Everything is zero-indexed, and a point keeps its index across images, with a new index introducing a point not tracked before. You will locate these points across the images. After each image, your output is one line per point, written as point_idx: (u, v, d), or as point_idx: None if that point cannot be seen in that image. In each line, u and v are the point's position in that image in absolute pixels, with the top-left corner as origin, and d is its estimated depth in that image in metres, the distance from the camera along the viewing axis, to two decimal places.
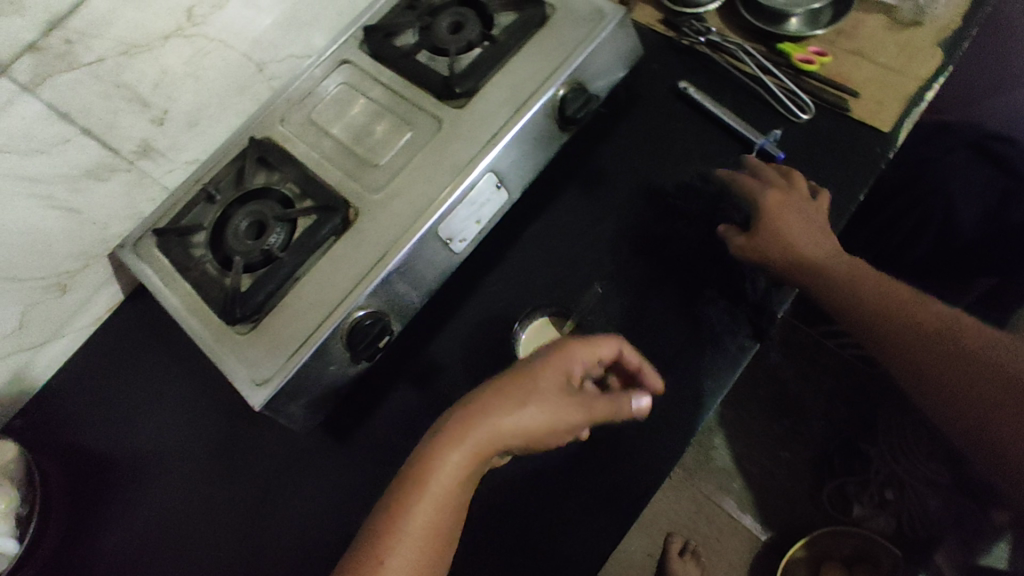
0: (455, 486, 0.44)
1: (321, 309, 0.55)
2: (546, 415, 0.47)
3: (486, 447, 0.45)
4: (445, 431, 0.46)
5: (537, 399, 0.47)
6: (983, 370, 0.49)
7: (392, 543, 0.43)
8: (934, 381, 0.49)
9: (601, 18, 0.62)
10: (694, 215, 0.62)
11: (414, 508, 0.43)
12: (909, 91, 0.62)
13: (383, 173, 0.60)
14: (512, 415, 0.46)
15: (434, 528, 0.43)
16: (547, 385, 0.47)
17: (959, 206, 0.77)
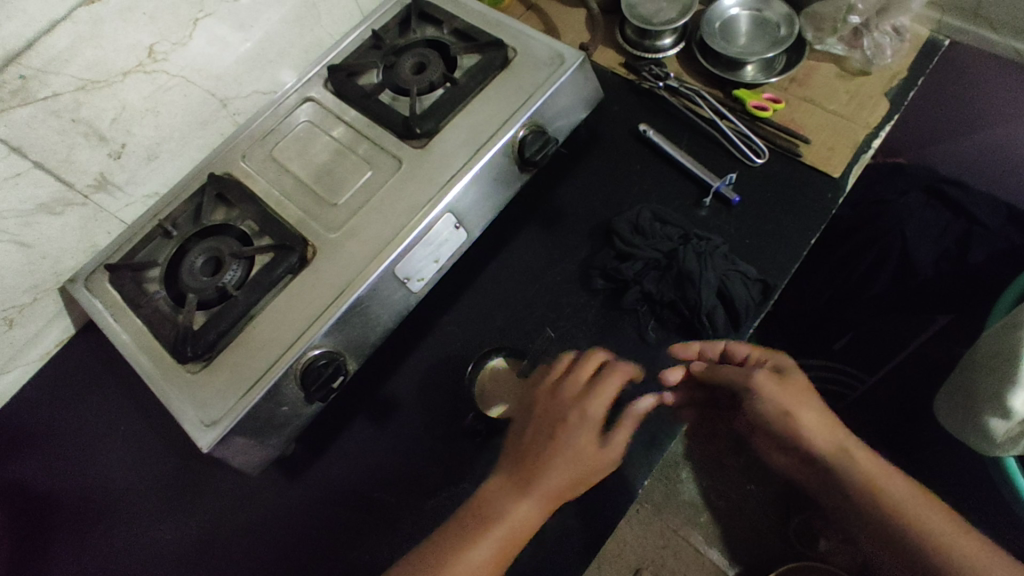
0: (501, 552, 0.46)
1: (274, 349, 0.54)
2: (584, 459, 0.50)
3: (545, 504, 0.48)
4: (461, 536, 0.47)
5: (581, 465, 0.49)
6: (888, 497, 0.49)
7: None
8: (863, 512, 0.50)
9: (561, 63, 0.63)
10: (649, 259, 0.60)
11: None
12: (858, 138, 0.64)
13: (342, 212, 0.60)
14: (549, 484, 0.48)
15: None
16: (553, 453, 0.49)
17: (915, 246, 0.78)
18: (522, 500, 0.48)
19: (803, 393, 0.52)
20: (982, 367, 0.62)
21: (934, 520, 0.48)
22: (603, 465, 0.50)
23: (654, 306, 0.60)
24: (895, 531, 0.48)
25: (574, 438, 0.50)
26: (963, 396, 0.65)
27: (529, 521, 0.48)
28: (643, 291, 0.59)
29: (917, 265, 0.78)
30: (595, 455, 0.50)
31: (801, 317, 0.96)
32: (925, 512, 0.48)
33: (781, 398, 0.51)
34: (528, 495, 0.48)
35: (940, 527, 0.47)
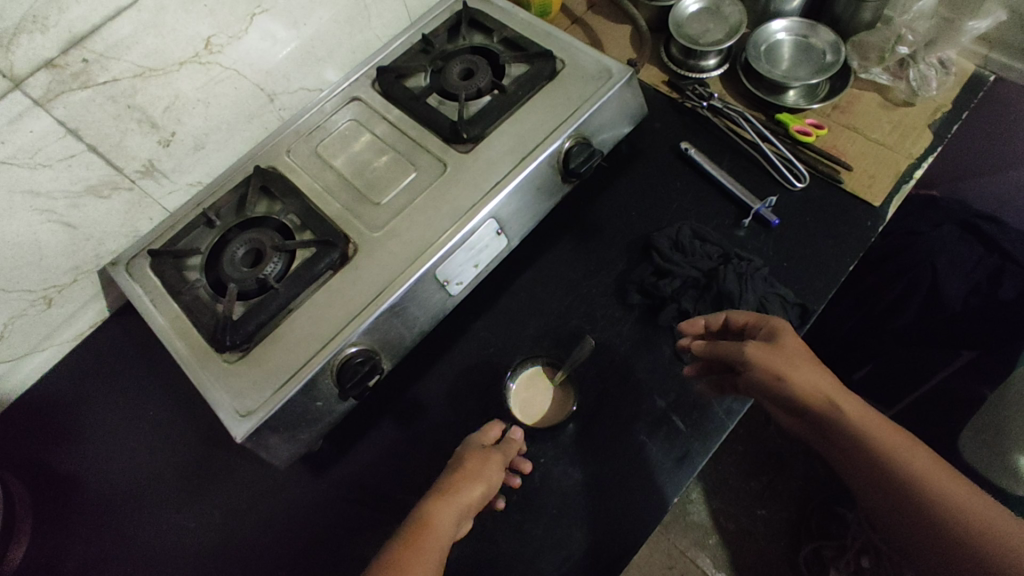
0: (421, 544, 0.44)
1: (312, 344, 0.55)
2: (481, 465, 0.51)
3: (457, 506, 0.47)
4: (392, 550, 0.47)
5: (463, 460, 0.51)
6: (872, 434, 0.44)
7: None
8: (849, 456, 0.45)
9: (609, 77, 0.64)
10: (687, 277, 0.60)
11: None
12: (900, 168, 0.64)
13: (384, 212, 0.60)
14: (458, 489, 0.48)
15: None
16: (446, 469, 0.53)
17: (946, 279, 0.78)
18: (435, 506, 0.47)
19: (797, 351, 0.49)
20: (1011, 405, 0.62)
21: (947, 486, 0.42)
22: (495, 461, 0.51)
23: None
24: (877, 471, 0.43)
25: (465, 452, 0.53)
26: (990, 433, 0.65)
27: (445, 524, 0.46)
28: (681, 308, 0.60)
29: (947, 299, 0.78)
30: (484, 454, 0.52)
31: (825, 344, 0.96)
32: (908, 449, 0.43)
33: (770, 355, 0.49)
34: (433, 504, 0.47)
35: (923, 466, 0.42)
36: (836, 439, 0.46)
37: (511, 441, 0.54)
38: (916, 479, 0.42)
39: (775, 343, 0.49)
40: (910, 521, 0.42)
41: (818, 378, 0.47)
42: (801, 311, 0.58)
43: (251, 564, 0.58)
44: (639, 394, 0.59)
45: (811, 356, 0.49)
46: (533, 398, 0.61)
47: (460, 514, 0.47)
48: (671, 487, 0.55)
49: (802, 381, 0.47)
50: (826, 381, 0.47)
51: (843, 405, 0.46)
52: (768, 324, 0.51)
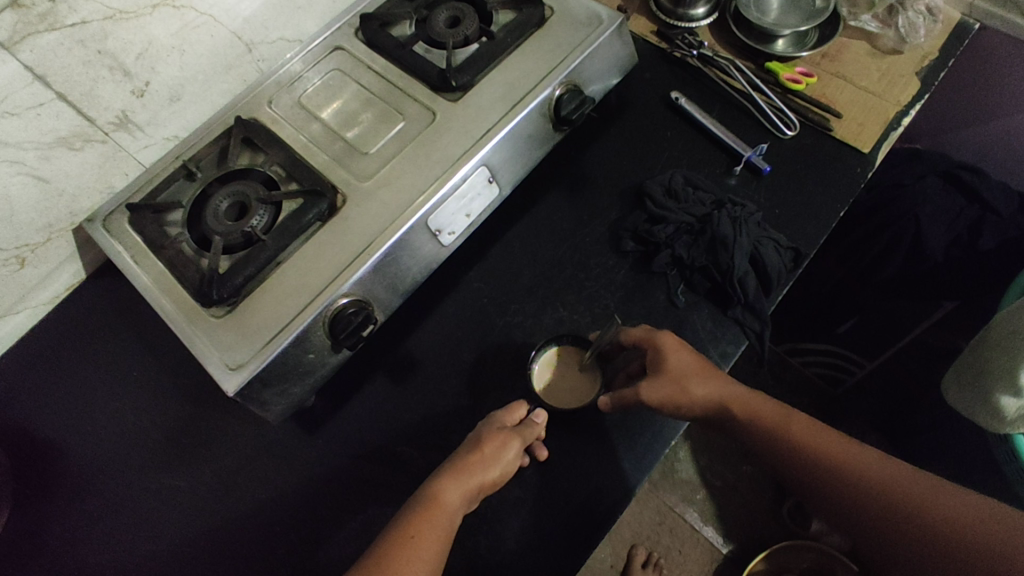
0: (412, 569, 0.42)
1: (303, 296, 0.53)
2: (493, 454, 0.49)
3: (460, 500, 0.47)
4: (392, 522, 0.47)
5: (476, 448, 0.49)
6: (791, 429, 0.49)
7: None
8: (781, 454, 0.48)
9: (599, 24, 0.63)
10: (682, 223, 0.59)
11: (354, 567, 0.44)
12: (889, 115, 0.64)
13: (373, 161, 0.59)
14: (464, 479, 0.47)
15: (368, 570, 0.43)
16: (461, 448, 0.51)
17: (927, 229, 0.79)
18: (431, 506, 0.46)
19: (688, 372, 0.52)
20: (993, 346, 0.64)
21: (855, 456, 0.45)
22: (516, 447, 0.50)
23: (684, 271, 0.59)
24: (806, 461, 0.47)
25: (487, 432, 0.51)
26: (972, 375, 0.67)
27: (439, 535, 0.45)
28: (674, 255, 0.59)
29: (929, 249, 0.79)
30: (509, 437, 0.50)
31: (810, 299, 0.97)
32: (821, 436, 0.47)
33: (664, 382, 0.52)
34: (438, 494, 0.47)
35: (843, 446, 0.46)
36: (765, 440, 0.50)
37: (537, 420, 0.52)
38: (822, 453, 0.46)
39: (664, 368, 0.52)
40: (857, 507, 0.44)
41: (712, 384, 0.52)
42: (793, 255, 0.58)
43: (246, 519, 0.57)
44: None
45: (698, 366, 0.53)
46: (557, 384, 0.59)
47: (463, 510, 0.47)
48: (671, 428, 0.56)
49: (711, 392, 0.52)
50: (734, 390, 0.52)
51: (747, 409, 0.51)
52: (654, 346, 0.53)
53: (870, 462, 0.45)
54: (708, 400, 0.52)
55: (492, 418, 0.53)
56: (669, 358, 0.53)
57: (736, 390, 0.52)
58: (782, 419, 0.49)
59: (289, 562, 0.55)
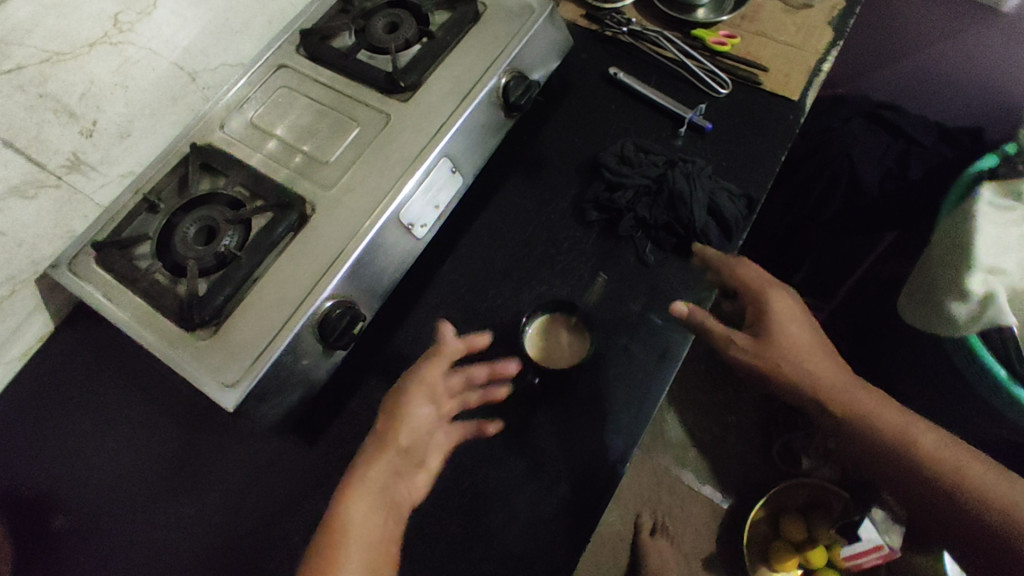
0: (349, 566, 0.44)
1: (287, 305, 0.54)
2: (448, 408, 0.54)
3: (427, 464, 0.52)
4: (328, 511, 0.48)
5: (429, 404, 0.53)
6: (879, 419, 0.53)
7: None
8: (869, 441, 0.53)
9: (531, 12, 0.66)
10: (640, 187, 0.62)
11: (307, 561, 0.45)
12: (810, 64, 0.69)
13: (335, 169, 0.60)
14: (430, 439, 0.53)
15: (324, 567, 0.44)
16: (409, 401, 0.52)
17: (861, 168, 0.85)
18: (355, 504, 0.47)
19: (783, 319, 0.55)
20: (941, 263, 0.71)
21: (928, 445, 0.52)
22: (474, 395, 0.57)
23: (649, 230, 0.62)
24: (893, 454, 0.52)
25: (432, 383, 0.53)
26: (925, 293, 0.72)
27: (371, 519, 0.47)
28: (637, 217, 0.62)
29: (866, 186, 0.84)
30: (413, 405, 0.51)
31: (765, 250, 1.02)
32: (910, 431, 0.52)
33: (765, 349, 0.55)
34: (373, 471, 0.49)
35: (927, 441, 0.52)
36: (857, 425, 0.53)
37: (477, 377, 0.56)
38: (909, 449, 0.52)
39: (774, 331, 0.55)
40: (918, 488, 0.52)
41: (811, 364, 0.54)
42: (747, 201, 0.62)
43: (260, 533, 0.57)
44: (614, 301, 0.60)
45: (807, 341, 0.55)
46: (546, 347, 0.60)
47: (391, 484, 0.49)
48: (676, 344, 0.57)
49: (813, 374, 0.54)
50: (828, 369, 0.55)
51: (841, 394, 0.54)
52: (767, 304, 0.56)
53: (939, 450, 0.52)
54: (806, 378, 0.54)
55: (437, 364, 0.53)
56: (778, 330, 0.55)
57: (835, 374, 0.55)
58: (879, 410, 0.53)
59: None
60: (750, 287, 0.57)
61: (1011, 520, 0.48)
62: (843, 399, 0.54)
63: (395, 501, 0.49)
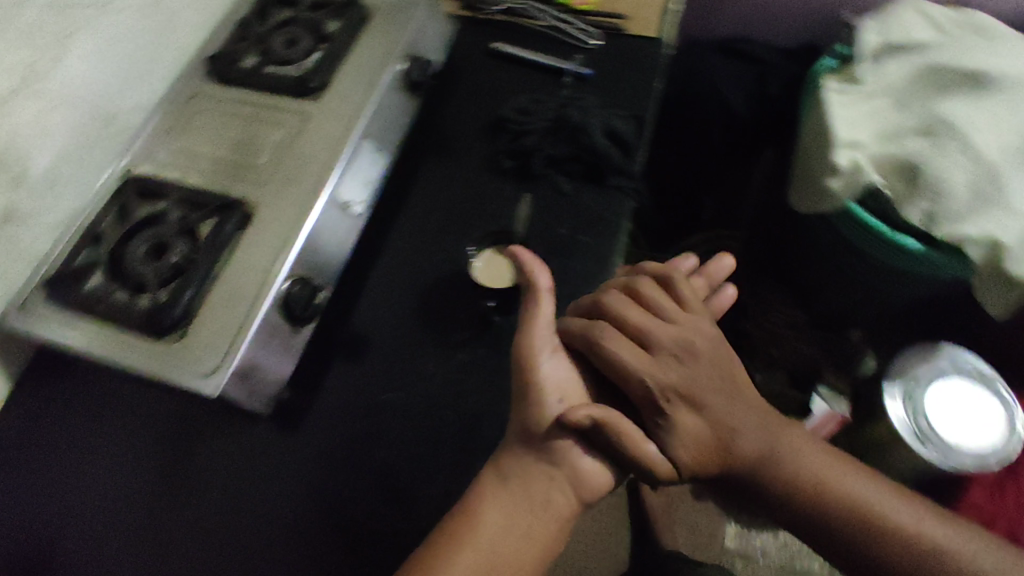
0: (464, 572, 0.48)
1: (249, 293, 0.57)
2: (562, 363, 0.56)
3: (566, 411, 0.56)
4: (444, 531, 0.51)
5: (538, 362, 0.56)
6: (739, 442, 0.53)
7: None
8: (749, 459, 0.53)
9: (413, 4, 0.74)
10: (541, 129, 0.70)
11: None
12: (661, 7, 0.80)
13: (267, 168, 0.64)
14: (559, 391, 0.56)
15: None
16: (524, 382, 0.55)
17: (729, 95, 0.97)
18: (466, 532, 0.50)
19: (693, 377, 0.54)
20: (814, 149, 0.82)
21: (813, 481, 0.54)
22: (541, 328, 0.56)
23: (558, 165, 0.69)
24: (772, 468, 0.54)
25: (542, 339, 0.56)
26: (808, 179, 0.83)
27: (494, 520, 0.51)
28: (546, 154, 0.69)
29: (735, 109, 0.97)
30: (545, 413, 0.54)
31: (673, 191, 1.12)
32: (797, 450, 0.55)
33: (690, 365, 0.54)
34: (483, 498, 0.52)
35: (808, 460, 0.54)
36: (730, 447, 0.53)
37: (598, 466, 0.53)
38: (797, 481, 0.54)
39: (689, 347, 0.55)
40: (791, 499, 0.54)
41: (707, 376, 0.54)
42: (637, 122, 0.70)
43: (260, 521, 0.57)
44: (546, 231, 0.67)
45: (712, 356, 0.55)
46: (493, 272, 0.62)
47: (511, 502, 0.51)
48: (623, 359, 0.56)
49: (708, 377, 0.54)
50: (726, 381, 0.55)
51: (718, 413, 0.53)
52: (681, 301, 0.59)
53: (822, 494, 0.54)
54: (720, 384, 0.54)
55: (536, 307, 0.57)
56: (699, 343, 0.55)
57: (705, 378, 0.54)
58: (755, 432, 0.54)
59: (318, 536, 0.55)
60: (656, 300, 0.58)
61: (851, 510, 0.53)
62: (720, 412, 0.53)
63: (521, 517, 0.51)
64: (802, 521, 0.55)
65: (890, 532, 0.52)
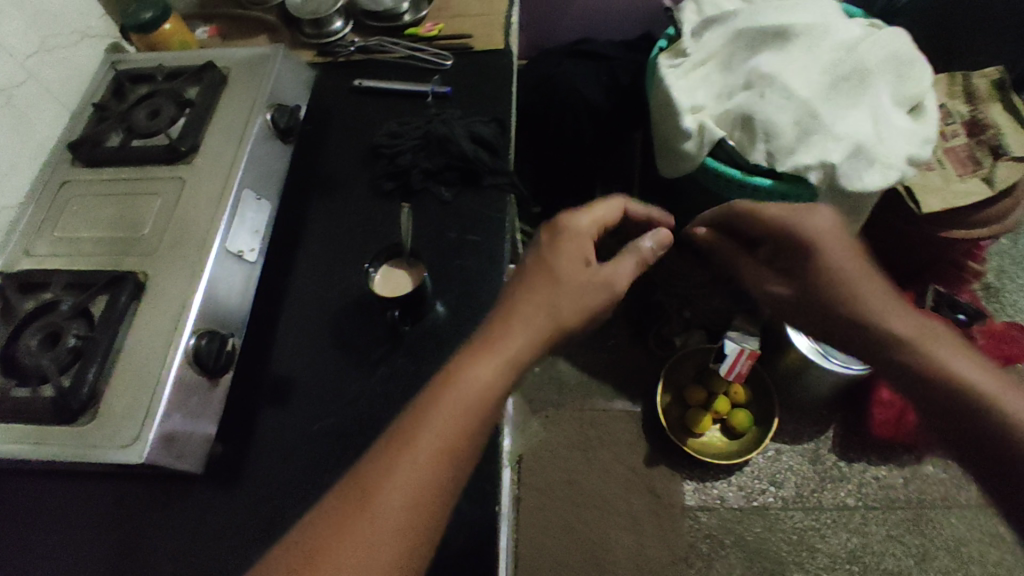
0: (428, 458, 0.43)
1: (157, 356, 0.58)
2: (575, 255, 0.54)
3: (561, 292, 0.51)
4: (414, 414, 0.45)
5: (558, 262, 0.53)
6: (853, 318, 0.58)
7: (371, 499, 0.41)
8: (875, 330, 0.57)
9: (268, 57, 0.77)
10: (413, 146, 0.75)
11: (386, 486, 0.42)
12: (502, 21, 0.87)
13: (153, 235, 0.65)
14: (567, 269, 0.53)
15: (419, 488, 0.42)
16: (539, 283, 0.51)
17: (586, 89, 1.06)
18: (429, 417, 0.44)
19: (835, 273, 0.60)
20: (664, 121, 0.91)
21: (930, 341, 0.55)
22: (582, 245, 0.55)
23: (436, 178, 0.74)
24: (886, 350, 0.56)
25: (571, 246, 0.55)
26: (666, 147, 0.92)
27: (479, 385, 0.46)
28: (422, 168, 0.74)
29: (595, 100, 1.05)
30: (556, 270, 0.52)
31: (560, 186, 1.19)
32: (925, 339, 0.55)
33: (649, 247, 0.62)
34: (467, 363, 0.47)
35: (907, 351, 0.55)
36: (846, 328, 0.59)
37: (630, 267, 0.58)
38: (912, 366, 0.54)
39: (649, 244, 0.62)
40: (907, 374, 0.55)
41: (832, 258, 0.60)
42: (501, 125, 0.76)
43: None
44: (438, 240, 0.71)
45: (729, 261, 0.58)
46: (390, 284, 0.65)
47: (483, 405, 0.45)
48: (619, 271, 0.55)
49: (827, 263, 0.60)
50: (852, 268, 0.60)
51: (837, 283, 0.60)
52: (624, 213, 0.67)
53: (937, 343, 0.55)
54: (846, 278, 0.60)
55: (583, 228, 0.57)
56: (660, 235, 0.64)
57: (844, 274, 0.60)
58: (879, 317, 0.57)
59: None
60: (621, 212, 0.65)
61: (956, 392, 0.52)
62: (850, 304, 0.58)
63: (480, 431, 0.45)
64: (940, 426, 0.53)
65: (954, 382, 0.52)
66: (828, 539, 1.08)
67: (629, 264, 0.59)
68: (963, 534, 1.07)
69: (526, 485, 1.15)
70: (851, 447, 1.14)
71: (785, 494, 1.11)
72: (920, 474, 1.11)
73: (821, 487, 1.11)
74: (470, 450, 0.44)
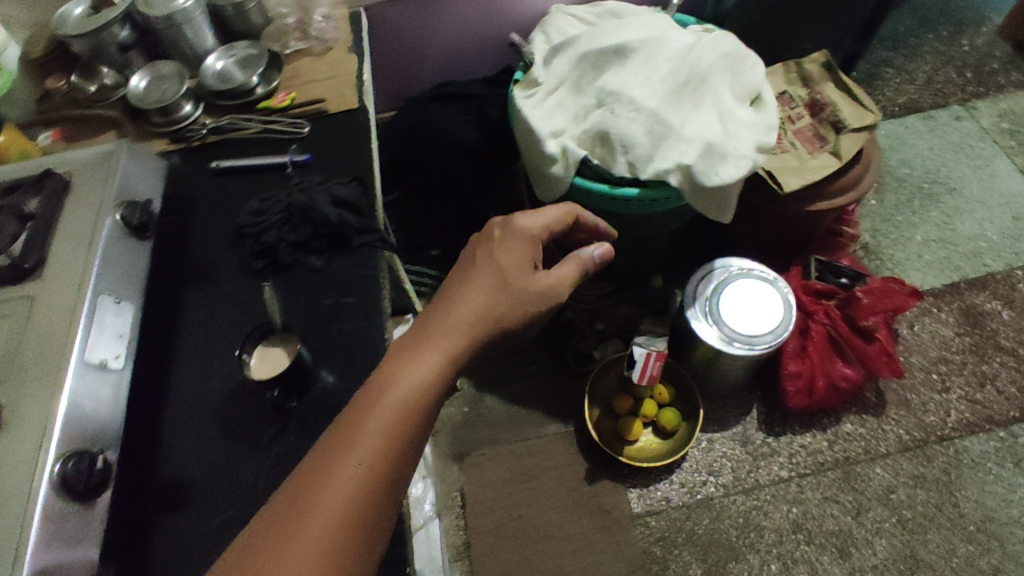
0: (377, 448, 0.48)
1: (20, 492, 0.53)
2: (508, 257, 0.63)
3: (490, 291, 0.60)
4: (326, 448, 0.48)
5: (493, 264, 0.62)
6: None
7: (286, 541, 0.44)
8: None
9: (111, 154, 0.74)
10: (278, 221, 0.74)
11: (302, 525, 0.44)
12: (353, 81, 0.89)
13: (5, 361, 0.61)
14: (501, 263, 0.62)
15: (335, 522, 0.45)
16: (483, 275, 0.61)
17: (455, 130, 1.08)
18: (337, 457, 0.47)
19: None
20: (529, 149, 0.94)
21: None
22: (518, 246, 0.64)
23: (305, 247, 0.74)
24: None
25: (511, 248, 0.63)
26: (537, 173, 0.95)
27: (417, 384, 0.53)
28: (288, 241, 0.73)
29: (466, 138, 1.08)
30: (486, 271, 0.61)
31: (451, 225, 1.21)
32: None
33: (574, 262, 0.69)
34: (376, 394, 0.51)
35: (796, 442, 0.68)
36: None
37: (572, 274, 0.67)
38: None
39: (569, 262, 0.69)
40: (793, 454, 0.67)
41: None
42: (363, 182, 0.78)
43: None
44: (315, 308, 0.70)
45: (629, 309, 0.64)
46: (267, 365, 0.65)
47: (391, 440, 0.49)
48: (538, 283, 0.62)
49: None
50: None
51: None
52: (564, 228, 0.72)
53: None
54: None
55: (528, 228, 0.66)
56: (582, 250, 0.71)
57: None
58: None
59: None
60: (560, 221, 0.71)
61: None
62: None
63: (388, 467, 0.48)
64: None
65: None
66: (771, 515, 1.11)
67: (571, 270, 0.68)
68: (891, 480, 1.13)
69: (475, 529, 1.12)
70: (775, 422, 1.18)
71: (723, 481, 1.14)
72: (840, 432, 1.17)
73: (755, 466, 1.15)
74: (414, 439, 0.51)
